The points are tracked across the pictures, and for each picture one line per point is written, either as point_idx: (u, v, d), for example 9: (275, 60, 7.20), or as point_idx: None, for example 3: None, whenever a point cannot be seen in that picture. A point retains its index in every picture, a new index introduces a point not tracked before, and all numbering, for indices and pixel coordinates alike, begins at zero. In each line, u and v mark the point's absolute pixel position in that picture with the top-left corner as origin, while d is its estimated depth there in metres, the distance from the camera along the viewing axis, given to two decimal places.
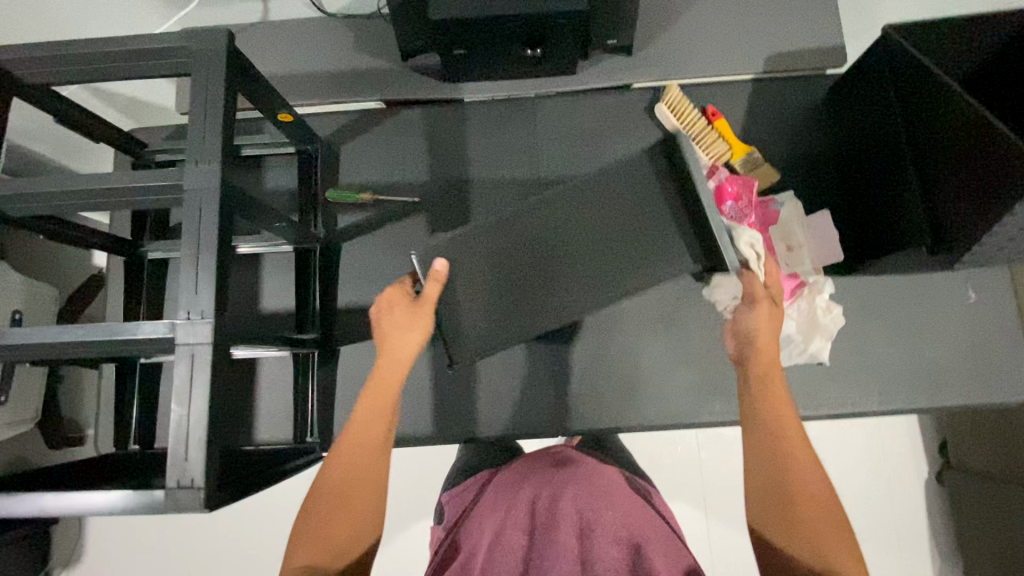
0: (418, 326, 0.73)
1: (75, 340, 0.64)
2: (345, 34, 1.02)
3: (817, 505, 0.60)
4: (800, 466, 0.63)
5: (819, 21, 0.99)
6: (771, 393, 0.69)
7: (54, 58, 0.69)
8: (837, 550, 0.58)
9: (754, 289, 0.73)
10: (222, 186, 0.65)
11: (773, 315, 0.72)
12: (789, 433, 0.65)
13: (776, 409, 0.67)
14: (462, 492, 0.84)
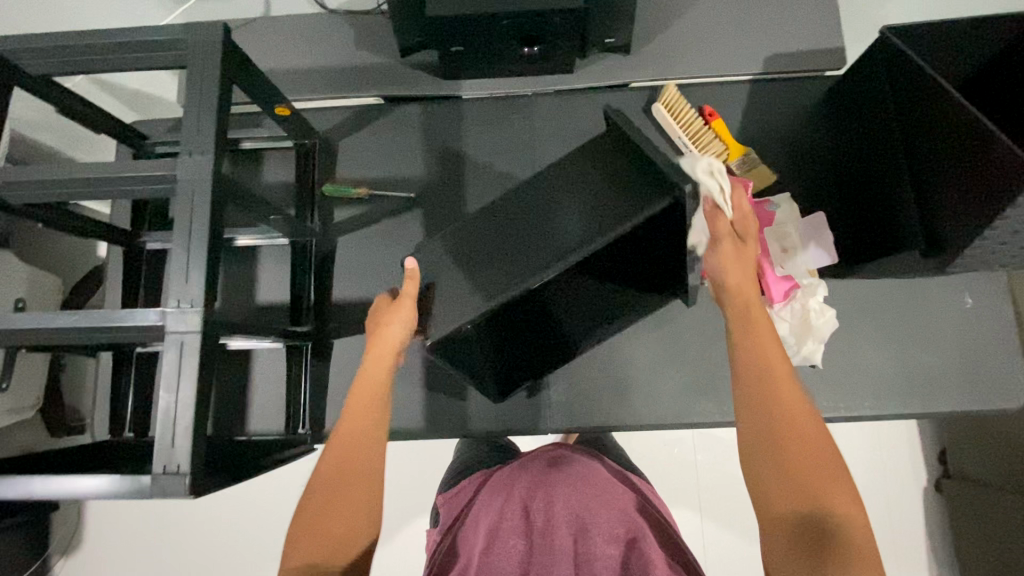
0: (399, 319, 0.74)
1: (68, 326, 0.65)
2: (345, 30, 1.03)
3: (809, 443, 0.54)
4: (790, 402, 0.56)
5: (818, 23, 0.99)
6: (757, 326, 0.61)
7: (55, 49, 0.71)
8: (831, 492, 0.52)
9: (716, 230, 0.66)
10: (216, 177, 0.66)
11: (740, 254, 0.66)
12: (777, 367, 0.58)
13: (763, 341, 0.60)
14: (458, 494, 0.83)
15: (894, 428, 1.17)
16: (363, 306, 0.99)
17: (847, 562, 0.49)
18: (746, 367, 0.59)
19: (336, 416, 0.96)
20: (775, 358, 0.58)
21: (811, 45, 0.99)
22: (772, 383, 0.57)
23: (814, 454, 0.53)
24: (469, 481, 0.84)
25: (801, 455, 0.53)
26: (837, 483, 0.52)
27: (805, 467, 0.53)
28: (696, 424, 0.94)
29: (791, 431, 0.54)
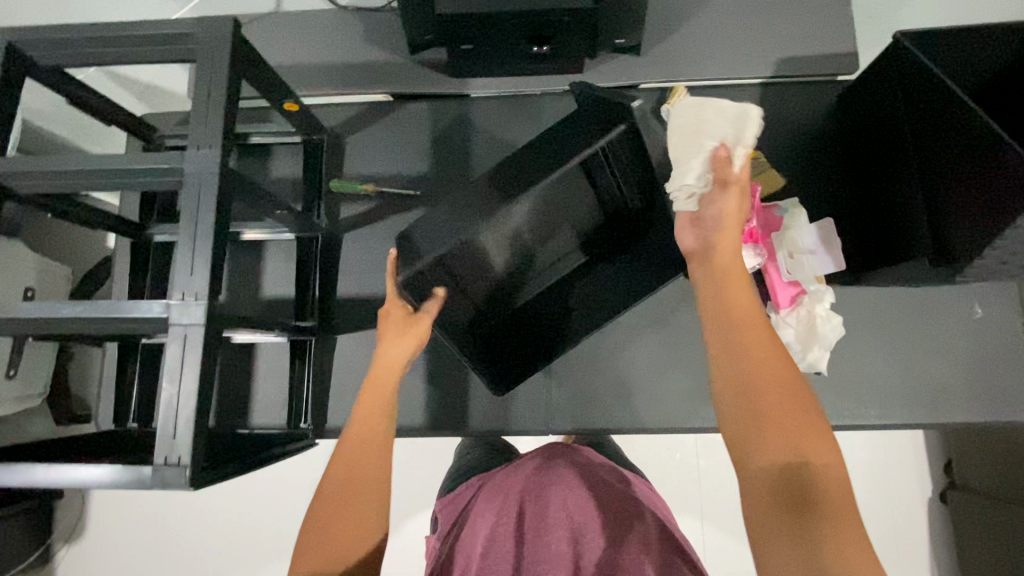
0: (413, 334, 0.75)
1: (73, 316, 0.65)
2: (355, 26, 1.03)
3: (785, 387, 0.52)
4: (763, 347, 0.54)
5: (830, 27, 0.98)
6: (730, 273, 0.60)
7: (67, 41, 0.71)
8: (810, 439, 0.49)
9: (728, 175, 0.64)
10: (222, 171, 0.66)
11: (743, 206, 0.64)
12: (752, 313, 0.56)
13: (737, 290, 0.59)
14: (458, 498, 0.83)
15: (899, 437, 1.16)
16: (367, 303, 0.99)
17: (824, 519, 0.46)
18: (719, 315, 0.58)
19: (338, 411, 0.96)
20: (746, 305, 0.57)
21: (823, 49, 0.98)
22: (746, 329, 0.55)
23: (790, 397, 0.51)
24: (467, 487, 0.84)
25: (775, 396, 0.51)
26: (815, 427, 0.50)
27: (782, 411, 0.50)
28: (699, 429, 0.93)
29: (766, 374, 0.52)
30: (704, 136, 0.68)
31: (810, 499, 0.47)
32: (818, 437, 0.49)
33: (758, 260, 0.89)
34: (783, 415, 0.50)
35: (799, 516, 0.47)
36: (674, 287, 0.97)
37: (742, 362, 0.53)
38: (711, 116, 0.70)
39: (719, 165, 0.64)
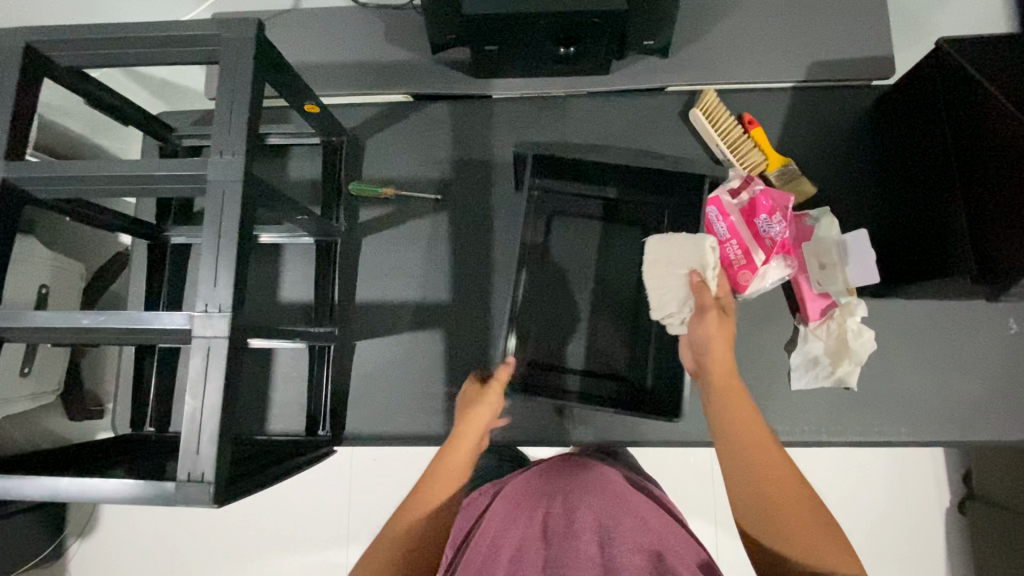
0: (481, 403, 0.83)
1: (94, 326, 0.63)
2: (376, 25, 1.01)
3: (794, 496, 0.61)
4: (766, 462, 0.64)
5: (867, 30, 0.95)
6: (726, 398, 0.73)
7: (88, 41, 0.69)
8: (825, 539, 0.57)
9: (705, 299, 0.80)
10: (245, 178, 0.64)
11: (723, 323, 0.79)
12: (755, 433, 0.68)
13: (736, 413, 0.71)
14: (472, 506, 0.79)
15: (919, 452, 1.14)
16: (386, 308, 0.98)
17: None
18: (725, 444, 0.69)
19: (356, 418, 0.95)
20: (746, 412, 0.71)
21: (859, 52, 0.94)
22: (749, 448, 0.66)
23: (800, 505, 0.60)
24: (479, 494, 0.81)
25: (784, 507, 0.60)
26: (829, 531, 0.58)
27: (798, 519, 0.58)
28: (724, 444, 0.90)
29: (772, 486, 0.62)
30: (678, 269, 0.85)
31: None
32: (835, 539, 0.57)
33: (787, 271, 0.88)
34: (799, 523, 0.58)
35: None
36: None
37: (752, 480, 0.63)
38: (679, 252, 0.85)
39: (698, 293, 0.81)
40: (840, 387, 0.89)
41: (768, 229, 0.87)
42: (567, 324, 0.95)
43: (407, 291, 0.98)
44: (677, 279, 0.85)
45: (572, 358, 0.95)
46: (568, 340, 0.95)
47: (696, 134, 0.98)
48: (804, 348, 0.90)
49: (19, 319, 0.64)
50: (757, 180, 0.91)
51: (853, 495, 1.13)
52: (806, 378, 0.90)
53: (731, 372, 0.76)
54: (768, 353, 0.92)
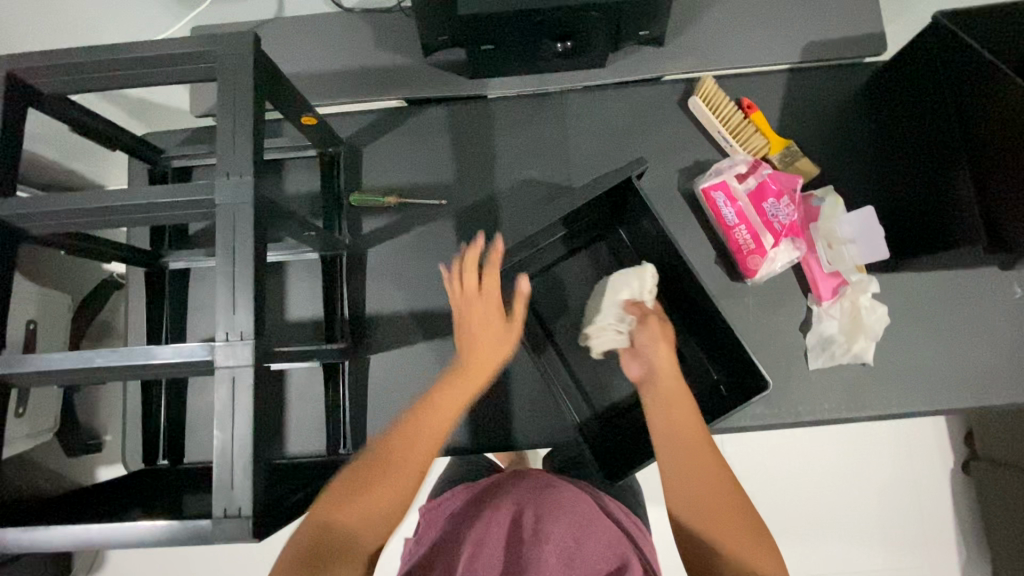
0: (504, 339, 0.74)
1: (109, 365, 0.61)
2: (364, 30, 0.98)
3: (729, 506, 0.64)
4: (708, 473, 0.66)
5: (856, 8, 0.95)
6: (667, 399, 0.72)
7: (75, 65, 0.66)
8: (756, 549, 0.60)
9: (648, 316, 0.81)
10: (256, 199, 0.62)
11: (664, 331, 0.80)
12: (696, 433, 0.69)
13: (679, 418, 0.70)
14: (440, 509, 0.73)
15: (922, 425, 1.16)
16: (397, 320, 0.96)
17: None
18: (670, 450, 0.68)
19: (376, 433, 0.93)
20: (686, 407, 0.71)
21: (851, 31, 0.95)
22: (690, 445, 0.68)
23: (733, 516, 0.63)
24: (450, 495, 0.74)
25: (717, 516, 0.63)
26: (760, 544, 0.61)
27: (731, 528, 0.62)
28: (748, 429, 0.90)
29: (711, 498, 0.64)
30: (619, 293, 0.88)
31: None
32: (767, 549, 0.60)
33: (797, 253, 0.89)
34: (732, 532, 0.62)
35: None
36: (714, 286, 0.94)
37: (693, 495, 0.64)
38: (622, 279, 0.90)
39: (639, 310, 0.83)
40: (857, 363, 0.91)
41: (776, 213, 0.88)
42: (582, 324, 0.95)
43: (417, 300, 0.96)
44: (612, 300, 0.88)
45: (604, 364, 0.94)
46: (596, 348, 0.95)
47: (696, 121, 0.98)
48: (818, 328, 0.91)
49: (31, 364, 0.62)
50: (764, 164, 0.92)
51: (862, 468, 1.14)
52: (822, 357, 0.91)
53: (674, 378, 0.75)
54: (783, 335, 0.92)
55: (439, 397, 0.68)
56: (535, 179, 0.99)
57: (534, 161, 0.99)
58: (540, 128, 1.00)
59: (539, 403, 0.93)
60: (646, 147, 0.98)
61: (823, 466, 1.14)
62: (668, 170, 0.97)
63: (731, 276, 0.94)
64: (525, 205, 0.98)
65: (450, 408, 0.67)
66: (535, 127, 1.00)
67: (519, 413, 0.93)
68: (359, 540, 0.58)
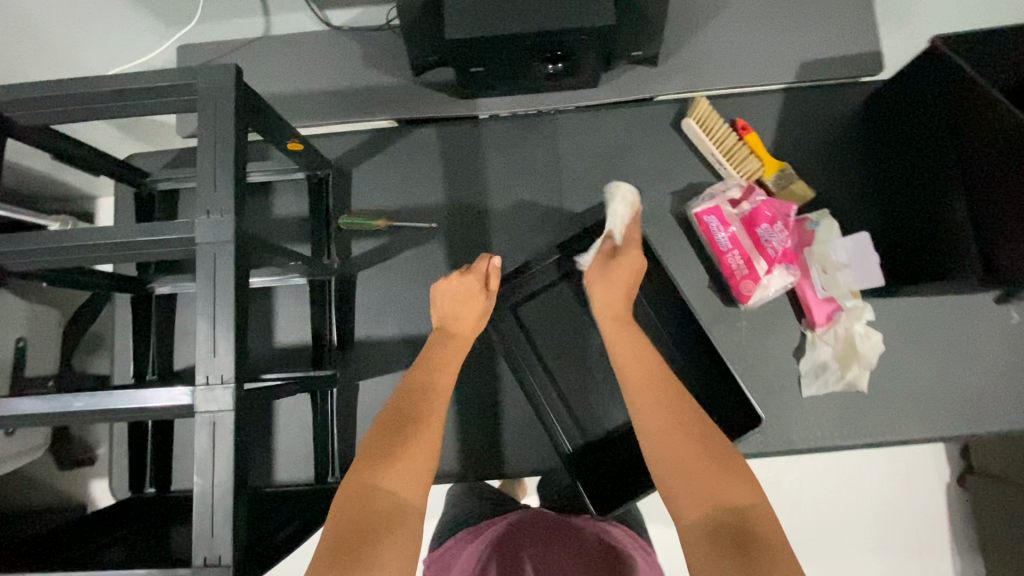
0: (473, 303, 0.81)
1: (87, 409, 0.60)
2: (353, 49, 0.96)
3: (685, 436, 0.63)
4: (667, 402, 0.67)
5: (854, 26, 0.93)
6: (622, 344, 0.75)
7: (52, 100, 0.65)
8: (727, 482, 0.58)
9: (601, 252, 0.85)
10: (237, 237, 0.61)
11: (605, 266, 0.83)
12: (656, 371, 0.71)
13: (634, 361, 0.72)
14: (450, 553, 0.76)
15: (919, 451, 1.14)
16: (386, 345, 0.95)
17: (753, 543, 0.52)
18: (632, 386, 0.70)
19: None
20: (644, 349, 0.74)
21: (848, 50, 0.93)
22: (650, 379, 0.70)
23: (689, 446, 0.62)
24: (452, 545, 0.77)
25: (672, 448, 0.62)
26: (720, 472, 0.59)
27: (687, 456, 0.61)
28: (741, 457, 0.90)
29: (665, 422, 0.65)
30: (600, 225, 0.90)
31: (747, 540, 0.53)
32: (727, 478, 0.59)
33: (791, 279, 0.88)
34: (689, 461, 0.61)
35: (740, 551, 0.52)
36: (707, 311, 0.93)
37: (658, 428, 0.65)
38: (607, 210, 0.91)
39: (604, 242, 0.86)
40: (850, 391, 0.90)
41: (768, 238, 0.87)
42: (575, 349, 0.94)
43: (407, 325, 0.95)
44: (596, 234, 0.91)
45: (596, 390, 0.93)
46: (588, 374, 0.93)
47: (691, 142, 0.96)
48: (812, 355, 0.90)
49: (8, 407, 0.61)
50: (758, 189, 0.90)
51: (859, 492, 1.13)
52: (815, 384, 0.90)
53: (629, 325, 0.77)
54: (777, 361, 0.91)
55: (434, 354, 0.77)
56: (527, 201, 0.97)
57: (525, 183, 0.98)
58: (531, 149, 0.98)
59: (530, 430, 0.92)
60: (639, 168, 0.97)
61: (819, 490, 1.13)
62: (662, 193, 0.96)
63: (724, 301, 0.93)
64: (516, 227, 0.97)
65: (449, 364, 0.76)
66: (527, 148, 0.98)
67: (510, 440, 0.92)
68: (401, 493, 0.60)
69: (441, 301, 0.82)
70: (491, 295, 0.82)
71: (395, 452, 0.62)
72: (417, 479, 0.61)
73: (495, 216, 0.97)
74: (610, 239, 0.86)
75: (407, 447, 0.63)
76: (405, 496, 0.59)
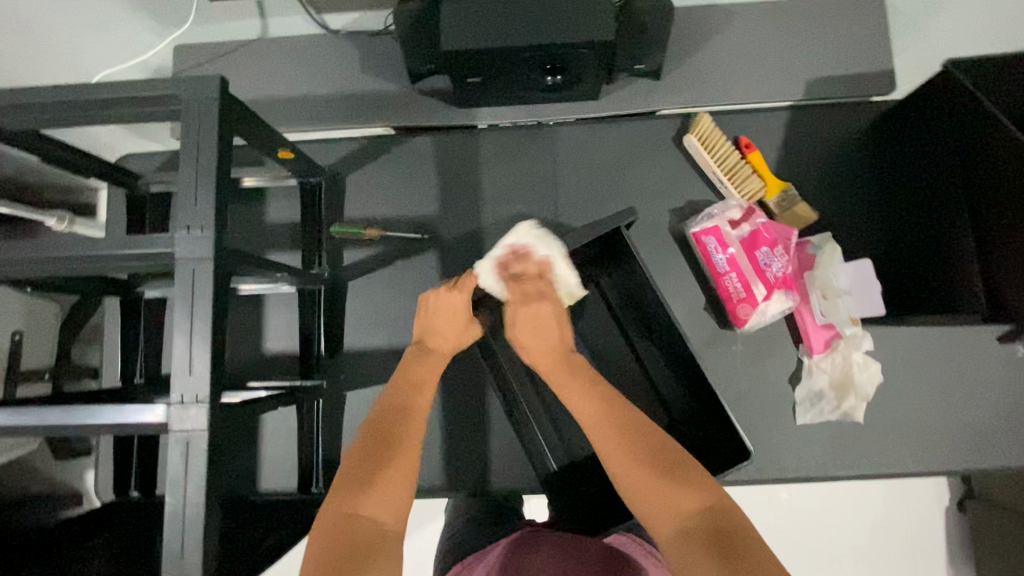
0: (459, 320, 0.79)
1: (62, 423, 0.59)
2: (350, 54, 0.95)
3: (640, 460, 0.60)
4: (617, 420, 0.65)
5: (866, 43, 0.90)
6: (566, 380, 0.71)
7: (36, 105, 0.63)
8: (691, 490, 0.57)
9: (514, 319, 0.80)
10: (218, 252, 0.59)
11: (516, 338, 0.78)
12: (605, 389, 0.69)
13: (578, 397, 0.69)
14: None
15: (922, 483, 1.10)
16: (375, 356, 0.94)
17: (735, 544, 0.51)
18: (580, 409, 0.68)
19: None
20: (588, 373, 0.72)
21: (859, 69, 0.90)
22: (595, 400, 0.68)
23: (646, 466, 0.60)
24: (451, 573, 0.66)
25: (632, 476, 0.60)
26: (678, 480, 0.58)
27: (649, 478, 0.59)
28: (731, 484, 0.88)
29: (617, 438, 0.63)
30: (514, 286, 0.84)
31: (724, 536, 0.53)
32: (688, 486, 0.57)
33: (789, 304, 0.85)
34: (652, 483, 0.59)
35: (722, 551, 0.51)
36: (702, 333, 0.91)
37: (612, 449, 0.63)
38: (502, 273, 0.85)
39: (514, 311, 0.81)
40: (846, 420, 0.87)
41: (766, 262, 0.84)
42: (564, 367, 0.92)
43: (397, 337, 0.94)
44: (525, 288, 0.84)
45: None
46: None
47: (692, 158, 0.94)
48: (807, 382, 0.87)
49: None
50: (759, 210, 0.88)
51: (858, 524, 1.09)
52: (810, 412, 0.87)
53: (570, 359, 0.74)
54: (772, 386, 0.89)
55: (420, 369, 0.76)
56: (522, 214, 0.96)
57: (522, 197, 0.96)
58: (529, 161, 0.96)
59: (517, 448, 0.91)
60: (638, 184, 0.95)
61: (816, 520, 1.09)
62: (660, 209, 0.94)
63: (720, 324, 0.91)
64: None
65: (425, 386, 0.75)
66: (524, 160, 0.96)
67: (496, 457, 0.91)
68: (383, 526, 0.58)
69: (426, 314, 0.80)
70: (476, 324, 0.81)
71: (373, 481, 0.61)
72: (399, 504, 0.61)
73: (489, 230, 0.95)
74: (513, 275, 0.80)
75: (390, 468, 0.63)
76: (389, 524, 0.58)
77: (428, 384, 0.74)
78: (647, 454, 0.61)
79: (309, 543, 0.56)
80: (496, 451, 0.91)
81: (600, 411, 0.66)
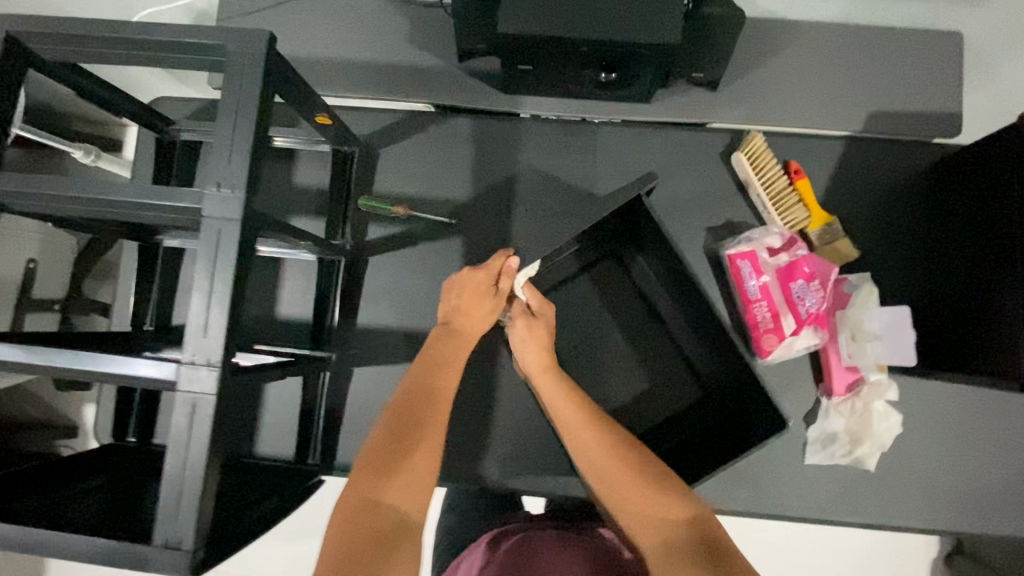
0: (484, 306, 0.77)
1: (69, 367, 0.58)
2: (400, 22, 0.91)
3: (625, 472, 0.65)
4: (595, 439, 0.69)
5: (938, 81, 0.86)
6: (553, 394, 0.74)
7: (74, 39, 0.61)
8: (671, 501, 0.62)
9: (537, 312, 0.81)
10: (246, 215, 0.58)
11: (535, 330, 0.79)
12: (581, 404, 0.73)
13: (565, 407, 0.72)
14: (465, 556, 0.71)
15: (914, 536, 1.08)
16: (387, 335, 0.92)
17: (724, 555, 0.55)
18: (566, 420, 0.72)
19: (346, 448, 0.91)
20: (564, 387, 0.74)
21: (925, 108, 0.87)
22: (576, 417, 0.71)
23: (635, 479, 0.64)
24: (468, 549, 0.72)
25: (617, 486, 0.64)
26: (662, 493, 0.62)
27: (642, 486, 0.64)
28: (729, 514, 0.86)
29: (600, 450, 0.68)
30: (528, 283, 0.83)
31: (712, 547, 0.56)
32: (675, 499, 0.62)
33: (815, 341, 0.83)
34: (643, 488, 0.63)
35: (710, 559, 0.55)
36: None
37: (598, 460, 0.68)
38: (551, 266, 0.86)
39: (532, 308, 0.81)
40: (857, 466, 0.85)
41: (801, 294, 0.82)
42: (580, 369, 0.90)
43: (410, 318, 0.92)
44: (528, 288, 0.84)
45: None
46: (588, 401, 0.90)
47: (737, 177, 0.90)
48: (824, 422, 0.85)
49: None
50: (801, 242, 0.86)
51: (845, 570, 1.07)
52: (821, 454, 0.85)
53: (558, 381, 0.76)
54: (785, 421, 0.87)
55: (438, 353, 0.75)
56: (554, 211, 0.93)
57: (556, 193, 0.93)
58: (569, 156, 0.93)
59: (518, 446, 0.90)
60: (677, 196, 0.91)
61: (803, 559, 1.08)
62: (697, 225, 0.91)
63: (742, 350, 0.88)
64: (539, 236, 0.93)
65: (451, 369, 0.74)
66: (563, 155, 0.93)
67: (496, 452, 0.90)
68: (403, 515, 0.58)
69: (451, 292, 0.79)
70: (499, 293, 0.78)
71: (395, 466, 0.61)
72: (419, 494, 0.61)
73: (519, 222, 0.93)
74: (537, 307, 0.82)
75: (413, 453, 0.64)
76: (408, 512, 0.59)
77: (453, 368, 0.74)
78: (627, 471, 0.65)
79: (330, 520, 0.57)
80: (497, 448, 0.90)
81: (580, 425, 0.70)
